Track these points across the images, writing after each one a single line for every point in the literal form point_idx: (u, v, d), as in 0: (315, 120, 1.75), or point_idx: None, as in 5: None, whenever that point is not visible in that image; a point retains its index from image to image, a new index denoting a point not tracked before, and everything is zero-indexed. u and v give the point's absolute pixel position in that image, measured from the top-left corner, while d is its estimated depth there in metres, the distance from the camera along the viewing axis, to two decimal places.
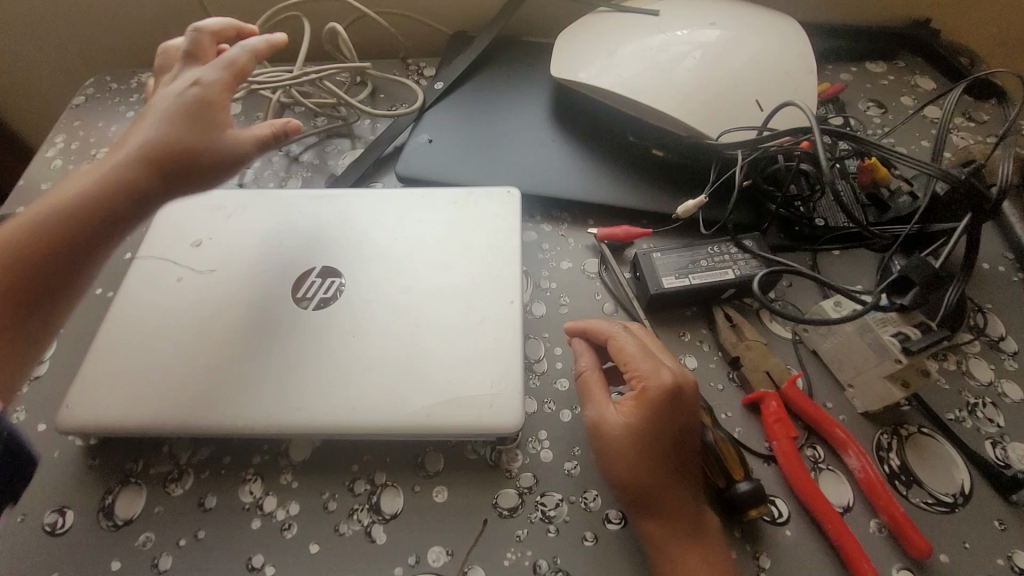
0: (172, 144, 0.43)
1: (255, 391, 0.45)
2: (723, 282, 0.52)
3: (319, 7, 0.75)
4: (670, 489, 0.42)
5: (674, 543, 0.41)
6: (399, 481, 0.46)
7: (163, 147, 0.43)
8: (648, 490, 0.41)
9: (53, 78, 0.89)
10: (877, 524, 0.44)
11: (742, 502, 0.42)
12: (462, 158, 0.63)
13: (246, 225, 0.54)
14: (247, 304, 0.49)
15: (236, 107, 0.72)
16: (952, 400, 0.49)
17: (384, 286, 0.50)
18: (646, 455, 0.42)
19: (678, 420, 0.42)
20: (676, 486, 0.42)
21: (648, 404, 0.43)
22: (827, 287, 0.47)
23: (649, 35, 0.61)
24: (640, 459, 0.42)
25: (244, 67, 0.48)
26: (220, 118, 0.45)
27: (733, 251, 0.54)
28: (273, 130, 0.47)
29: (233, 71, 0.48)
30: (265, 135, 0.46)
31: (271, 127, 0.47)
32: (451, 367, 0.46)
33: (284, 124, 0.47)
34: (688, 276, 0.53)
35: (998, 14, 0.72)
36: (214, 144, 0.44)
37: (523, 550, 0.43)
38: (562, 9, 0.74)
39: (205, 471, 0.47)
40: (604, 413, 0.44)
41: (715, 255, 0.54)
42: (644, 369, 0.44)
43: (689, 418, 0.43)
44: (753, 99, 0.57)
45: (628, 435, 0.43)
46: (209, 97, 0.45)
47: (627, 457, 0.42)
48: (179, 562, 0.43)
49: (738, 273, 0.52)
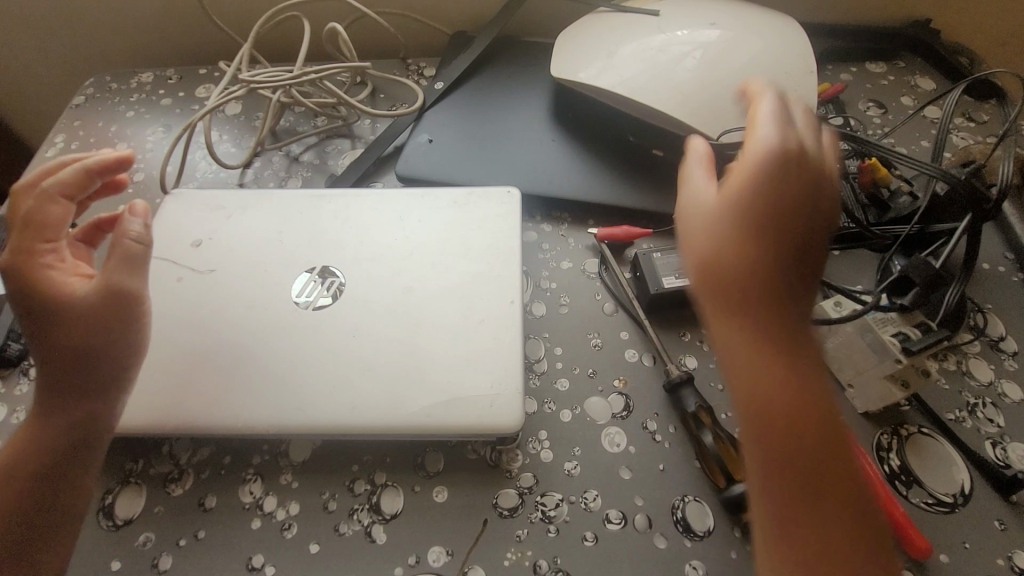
0: (49, 333, 0.40)
1: (253, 394, 0.45)
2: None
3: (320, 7, 0.75)
4: (763, 319, 0.36)
5: (750, 366, 0.36)
6: (398, 481, 0.46)
7: (46, 346, 0.40)
8: (719, 268, 0.38)
9: (53, 77, 0.89)
10: None
11: (741, 502, 0.42)
12: (463, 157, 0.63)
13: (246, 225, 0.53)
14: (246, 305, 0.49)
15: (236, 106, 0.72)
16: (952, 400, 0.49)
17: (384, 287, 0.50)
18: (740, 234, 0.37)
19: (787, 192, 0.37)
20: (771, 315, 0.37)
21: (748, 214, 0.38)
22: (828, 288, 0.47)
23: (649, 35, 0.61)
24: (733, 281, 0.37)
25: (48, 217, 0.42)
26: (56, 278, 0.41)
27: None
28: (141, 229, 0.42)
29: (28, 224, 0.42)
30: (138, 247, 0.42)
31: (137, 228, 0.42)
32: (450, 369, 0.46)
33: (134, 217, 0.43)
34: None
35: (998, 14, 0.72)
36: (72, 300, 0.40)
37: (523, 551, 0.43)
38: (562, 9, 0.74)
39: (205, 471, 0.47)
40: (690, 221, 0.40)
41: None
42: (761, 133, 0.39)
43: (788, 240, 0.37)
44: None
45: (715, 247, 0.38)
46: (29, 263, 0.41)
47: (716, 277, 0.38)
48: (179, 563, 0.43)
49: None
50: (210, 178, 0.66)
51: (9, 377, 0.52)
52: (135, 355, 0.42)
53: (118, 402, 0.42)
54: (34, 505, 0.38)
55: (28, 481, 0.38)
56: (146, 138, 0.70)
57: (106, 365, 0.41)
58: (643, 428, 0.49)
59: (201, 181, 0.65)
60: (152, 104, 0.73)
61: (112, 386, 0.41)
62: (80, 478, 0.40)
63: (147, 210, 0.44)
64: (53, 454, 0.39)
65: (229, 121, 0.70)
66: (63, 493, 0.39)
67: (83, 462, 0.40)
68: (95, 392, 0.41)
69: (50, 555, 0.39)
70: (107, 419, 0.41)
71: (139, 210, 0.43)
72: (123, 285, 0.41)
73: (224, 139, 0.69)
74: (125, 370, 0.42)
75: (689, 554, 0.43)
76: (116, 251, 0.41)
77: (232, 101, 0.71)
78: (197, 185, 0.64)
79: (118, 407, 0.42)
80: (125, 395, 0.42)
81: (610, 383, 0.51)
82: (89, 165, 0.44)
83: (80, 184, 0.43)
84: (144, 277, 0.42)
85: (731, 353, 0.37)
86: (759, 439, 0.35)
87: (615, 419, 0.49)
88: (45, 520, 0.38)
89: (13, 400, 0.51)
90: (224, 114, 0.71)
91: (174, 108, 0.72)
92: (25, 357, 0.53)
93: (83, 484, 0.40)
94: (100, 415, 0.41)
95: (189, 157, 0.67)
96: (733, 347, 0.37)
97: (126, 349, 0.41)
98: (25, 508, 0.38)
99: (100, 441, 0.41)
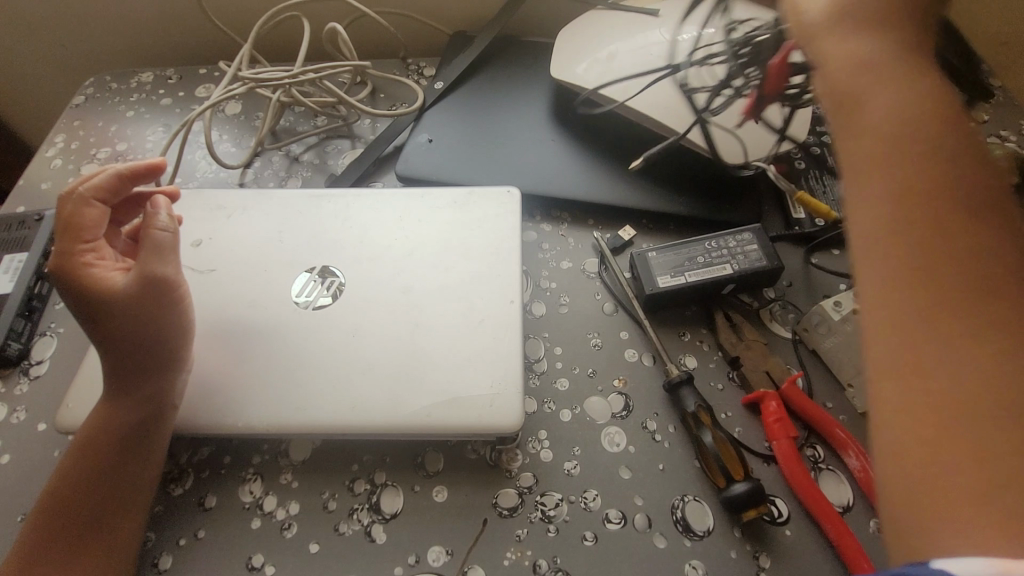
0: (106, 330, 0.43)
1: (253, 393, 0.45)
2: (722, 278, 0.52)
3: (319, 7, 0.75)
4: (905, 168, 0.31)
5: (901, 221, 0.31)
6: (398, 481, 0.46)
7: (105, 342, 0.43)
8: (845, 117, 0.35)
9: (52, 77, 0.89)
10: (877, 524, 0.44)
11: (740, 502, 0.42)
12: (476, 155, 0.63)
13: (245, 225, 0.54)
14: (246, 304, 0.49)
15: (236, 106, 0.72)
16: None
17: (383, 287, 0.50)
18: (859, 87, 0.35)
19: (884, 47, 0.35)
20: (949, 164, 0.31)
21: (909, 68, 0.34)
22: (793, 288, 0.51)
23: (648, 35, 0.61)
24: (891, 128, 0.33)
25: (83, 220, 0.44)
26: (94, 275, 0.43)
27: (732, 245, 0.54)
28: (167, 220, 0.46)
29: (68, 226, 0.44)
30: (167, 236, 0.45)
31: (164, 219, 0.46)
32: (450, 367, 0.46)
33: (159, 210, 0.46)
34: (684, 274, 0.53)
35: (998, 14, 0.72)
36: (117, 290, 0.43)
37: (523, 550, 0.43)
38: (562, 9, 0.74)
39: (205, 471, 0.47)
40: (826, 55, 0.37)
41: (713, 251, 0.53)
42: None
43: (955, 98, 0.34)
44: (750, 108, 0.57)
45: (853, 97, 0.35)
46: (70, 261, 0.43)
47: (870, 126, 0.33)
48: (179, 562, 0.43)
49: (737, 268, 0.52)
50: (210, 178, 0.66)
51: (9, 377, 0.52)
52: (183, 335, 0.45)
53: (178, 379, 0.44)
54: (107, 480, 0.42)
55: (102, 458, 0.42)
56: (146, 137, 0.70)
57: (159, 346, 0.43)
58: (643, 428, 0.49)
59: (201, 181, 0.65)
60: (153, 103, 0.73)
61: (168, 365, 0.44)
62: (149, 452, 0.43)
63: (168, 204, 0.48)
64: (116, 434, 0.42)
65: (229, 121, 0.70)
66: (132, 467, 0.42)
67: (147, 440, 0.43)
68: (153, 372, 0.43)
69: (126, 525, 0.41)
70: (167, 394, 0.44)
71: (161, 204, 0.47)
72: (161, 271, 0.44)
73: (224, 139, 0.69)
74: (177, 349, 0.44)
75: (688, 554, 0.43)
76: (145, 242, 0.45)
77: (232, 100, 0.71)
78: (196, 186, 0.64)
79: (179, 383, 0.44)
80: (185, 372, 0.45)
81: (610, 383, 0.51)
82: (118, 171, 0.46)
83: (113, 188, 0.46)
84: (175, 262, 0.46)
85: (888, 204, 0.31)
86: (931, 309, 0.29)
87: (616, 419, 0.49)
88: (119, 493, 0.42)
89: (12, 399, 0.51)
90: (224, 114, 0.71)
91: (175, 107, 0.73)
92: (24, 357, 0.53)
93: (154, 457, 0.43)
94: (159, 392, 0.43)
95: (189, 156, 0.67)
96: (881, 194, 0.32)
97: (173, 331, 0.44)
98: (97, 485, 0.41)
99: (166, 416, 0.44)
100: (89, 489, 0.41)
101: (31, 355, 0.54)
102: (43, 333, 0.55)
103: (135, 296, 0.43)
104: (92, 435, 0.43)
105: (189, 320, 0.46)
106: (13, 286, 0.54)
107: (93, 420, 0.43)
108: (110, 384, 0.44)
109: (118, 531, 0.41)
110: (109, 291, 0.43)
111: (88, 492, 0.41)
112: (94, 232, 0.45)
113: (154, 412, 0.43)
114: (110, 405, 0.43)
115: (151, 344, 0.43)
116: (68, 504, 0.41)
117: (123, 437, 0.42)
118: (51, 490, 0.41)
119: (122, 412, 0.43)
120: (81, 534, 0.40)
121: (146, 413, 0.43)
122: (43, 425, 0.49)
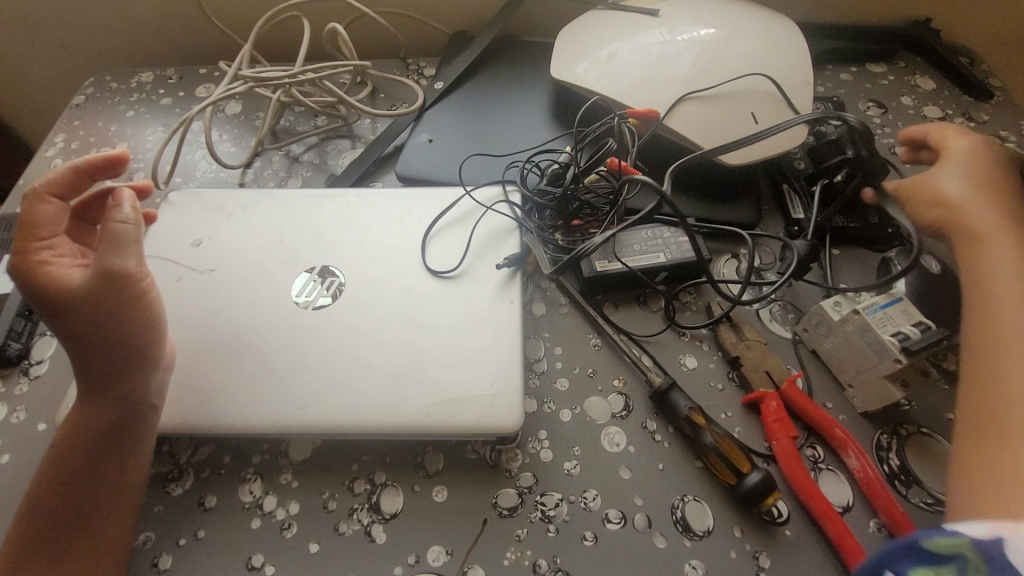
0: (65, 331, 0.42)
1: (251, 391, 0.45)
2: (656, 265, 0.53)
3: (319, 7, 0.75)
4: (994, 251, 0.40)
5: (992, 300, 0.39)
6: (398, 481, 0.46)
7: (66, 344, 0.42)
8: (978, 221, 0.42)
9: (53, 78, 0.89)
10: (877, 524, 0.43)
11: (755, 494, 0.42)
12: (500, 151, 0.63)
13: (245, 225, 0.54)
14: (246, 305, 0.49)
15: (236, 106, 0.72)
16: (952, 400, 0.49)
17: (384, 287, 0.50)
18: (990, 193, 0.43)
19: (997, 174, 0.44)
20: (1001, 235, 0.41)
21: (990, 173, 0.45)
22: (725, 318, 0.52)
23: (649, 37, 0.62)
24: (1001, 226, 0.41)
25: (36, 219, 0.44)
26: (49, 273, 0.42)
27: (668, 234, 0.55)
28: (130, 211, 0.44)
29: (25, 226, 0.44)
30: (127, 228, 0.43)
31: (126, 211, 0.44)
32: (451, 368, 0.45)
33: (122, 202, 0.44)
34: (629, 263, 0.53)
35: (996, 14, 0.72)
36: (74, 286, 0.42)
37: (523, 550, 0.43)
38: (562, 10, 0.74)
39: (205, 471, 0.47)
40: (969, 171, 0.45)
41: (649, 239, 0.54)
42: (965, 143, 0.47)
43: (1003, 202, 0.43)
44: (748, 110, 0.57)
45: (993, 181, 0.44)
46: (26, 260, 0.43)
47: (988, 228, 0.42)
48: (179, 562, 0.43)
49: (670, 256, 0.53)
50: (210, 178, 0.66)
51: (9, 377, 0.52)
52: (153, 334, 0.44)
53: (152, 380, 0.44)
54: (93, 479, 0.42)
55: (82, 459, 0.42)
56: (145, 137, 0.70)
57: (131, 346, 0.43)
58: (643, 428, 0.49)
59: (201, 181, 0.65)
60: (153, 103, 0.73)
61: (138, 365, 0.43)
62: (132, 452, 0.43)
63: (134, 196, 0.45)
64: (101, 433, 0.42)
65: (229, 121, 0.70)
66: (114, 468, 0.42)
67: (128, 441, 0.43)
68: (124, 372, 0.43)
69: (115, 526, 0.41)
70: (142, 394, 0.43)
71: (124, 196, 0.45)
72: (119, 266, 0.43)
73: (224, 139, 0.69)
74: (148, 348, 0.44)
75: (689, 554, 0.43)
76: (104, 236, 0.43)
77: (232, 100, 0.71)
78: (196, 185, 0.64)
79: (154, 382, 0.44)
80: (160, 371, 0.45)
81: (610, 383, 0.51)
82: (76, 164, 0.46)
83: (71, 183, 0.46)
84: (137, 255, 0.44)
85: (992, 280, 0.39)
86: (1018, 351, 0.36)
87: (615, 419, 0.49)
88: (105, 493, 0.42)
89: (12, 399, 0.51)
90: (224, 114, 0.71)
91: (175, 107, 0.73)
92: (25, 357, 0.53)
93: (136, 457, 0.43)
94: (135, 391, 0.43)
95: (189, 157, 0.67)
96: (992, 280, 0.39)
97: (142, 332, 0.44)
98: (84, 486, 0.41)
99: (144, 415, 0.44)
100: (75, 489, 0.41)
101: (31, 354, 0.53)
102: (43, 333, 0.55)
103: (91, 293, 0.42)
104: (72, 435, 0.42)
105: (159, 322, 0.45)
106: (13, 286, 0.55)
107: (70, 424, 0.43)
108: (80, 387, 0.43)
109: (107, 530, 0.41)
110: (64, 290, 0.42)
111: (76, 494, 0.41)
112: (50, 232, 0.44)
113: (130, 414, 0.43)
114: (83, 407, 0.43)
115: (112, 343, 0.43)
116: (57, 504, 0.40)
117: (101, 439, 0.42)
118: (34, 491, 0.41)
119: (99, 414, 0.43)
120: (71, 537, 0.40)
121: (119, 415, 0.43)
122: (43, 425, 0.49)
